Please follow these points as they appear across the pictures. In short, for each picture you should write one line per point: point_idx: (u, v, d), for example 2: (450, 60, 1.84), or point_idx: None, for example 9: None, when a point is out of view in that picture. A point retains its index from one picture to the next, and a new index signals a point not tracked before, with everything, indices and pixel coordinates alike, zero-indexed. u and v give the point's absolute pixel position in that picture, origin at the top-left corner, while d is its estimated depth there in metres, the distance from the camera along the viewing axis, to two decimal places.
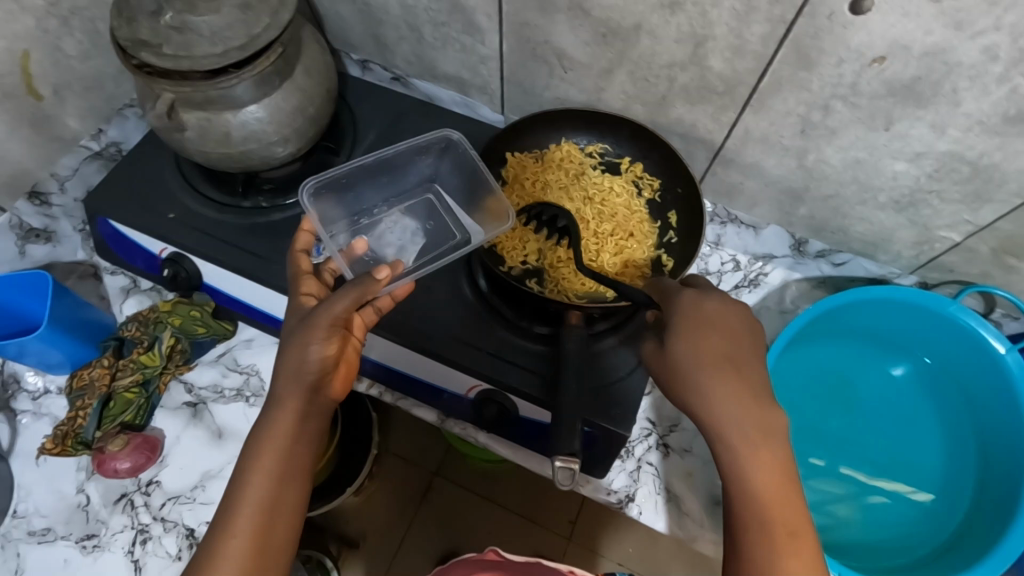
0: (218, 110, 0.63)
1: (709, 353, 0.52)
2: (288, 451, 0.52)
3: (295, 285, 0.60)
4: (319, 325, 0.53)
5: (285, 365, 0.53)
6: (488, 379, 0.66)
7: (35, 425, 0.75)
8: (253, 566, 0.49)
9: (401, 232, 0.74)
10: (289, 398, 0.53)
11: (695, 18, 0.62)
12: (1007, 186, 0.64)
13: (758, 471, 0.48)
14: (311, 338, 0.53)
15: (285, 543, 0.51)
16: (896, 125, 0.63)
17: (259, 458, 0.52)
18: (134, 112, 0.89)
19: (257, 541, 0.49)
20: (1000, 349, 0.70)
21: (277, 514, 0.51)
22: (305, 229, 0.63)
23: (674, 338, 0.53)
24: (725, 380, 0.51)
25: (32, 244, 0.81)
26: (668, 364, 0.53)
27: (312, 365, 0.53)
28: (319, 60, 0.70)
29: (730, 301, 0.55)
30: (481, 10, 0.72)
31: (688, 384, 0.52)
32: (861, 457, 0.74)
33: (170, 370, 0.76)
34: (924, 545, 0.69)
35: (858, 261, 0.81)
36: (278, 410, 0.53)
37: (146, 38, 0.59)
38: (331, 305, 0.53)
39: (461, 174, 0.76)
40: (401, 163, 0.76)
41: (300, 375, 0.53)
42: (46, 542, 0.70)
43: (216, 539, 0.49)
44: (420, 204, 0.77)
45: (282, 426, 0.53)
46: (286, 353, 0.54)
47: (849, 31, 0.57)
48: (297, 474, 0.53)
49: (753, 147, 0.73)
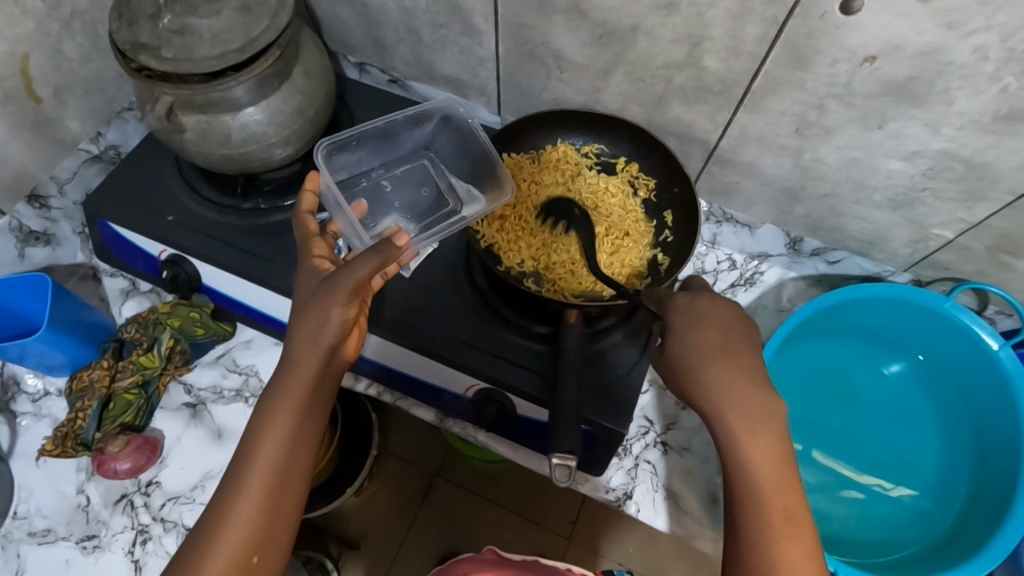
0: (218, 112, 0.64)
1: (713, 346, 0.53)
2: (302, 413, 0.53)
3: (306, 249, 0.61)
4: (342, 289, 0.52)
5: (302, 329, 0.53)
6: (490, 379, 0.66)
7: (36, 426, 0.75)
8: (261, 527, 0.50)
9: (400, 197, 0.76)
10: (304, 362, 0.53)
11: (691, 19, 0.63)
12: (1000, 185, 0.64)
13: (759, 467, 0.48)
14: (333, 302, 0.52)
15: (293, 505, 0.52)
16: (890, 124, 0.64)
17: (273, 417, 0.52)
18: (133, 115, 0.90)
19: (267, 503, 0.50)
20: (994, 345, 0.71)
21: (288, 477, 0.52)
22: (308, 189, 0.65)
23: (673, 337, 0.54)
24: (726, 373, 0.51)
25: (32, 247, 0.81)
26: (666, 362, 0.54)
27: (331, 329, 0.53)
28: (318, 62, 0.70)
29: (720, 297, 0.56)
30: (479, 12, 0.73)
31: (693, 380, 0.52)
32: (857, 456, 0.74)
33: (170, 371, 0.76)
34: (918, 534, 0.70)
35: (852, 259, 0.82)
36: (293, 370, 0.53)
37: (146, 41, 0.59)
38: (353, 269, 0.52)
39: (460, 146, 0.78)
40: (399, 129, 0.77)
41: (319, 338, 0.53)
42: (47, 542, 0.70)
43: (228, 498, 0.50)
44: (415, 169, 0.79)
45: (297, 388, 0.52)
46: (304, 317, 0.53)
47: (843, 31, 0.57)
48: (308, 436, 0.53)
49: (750, 147, 0.74)
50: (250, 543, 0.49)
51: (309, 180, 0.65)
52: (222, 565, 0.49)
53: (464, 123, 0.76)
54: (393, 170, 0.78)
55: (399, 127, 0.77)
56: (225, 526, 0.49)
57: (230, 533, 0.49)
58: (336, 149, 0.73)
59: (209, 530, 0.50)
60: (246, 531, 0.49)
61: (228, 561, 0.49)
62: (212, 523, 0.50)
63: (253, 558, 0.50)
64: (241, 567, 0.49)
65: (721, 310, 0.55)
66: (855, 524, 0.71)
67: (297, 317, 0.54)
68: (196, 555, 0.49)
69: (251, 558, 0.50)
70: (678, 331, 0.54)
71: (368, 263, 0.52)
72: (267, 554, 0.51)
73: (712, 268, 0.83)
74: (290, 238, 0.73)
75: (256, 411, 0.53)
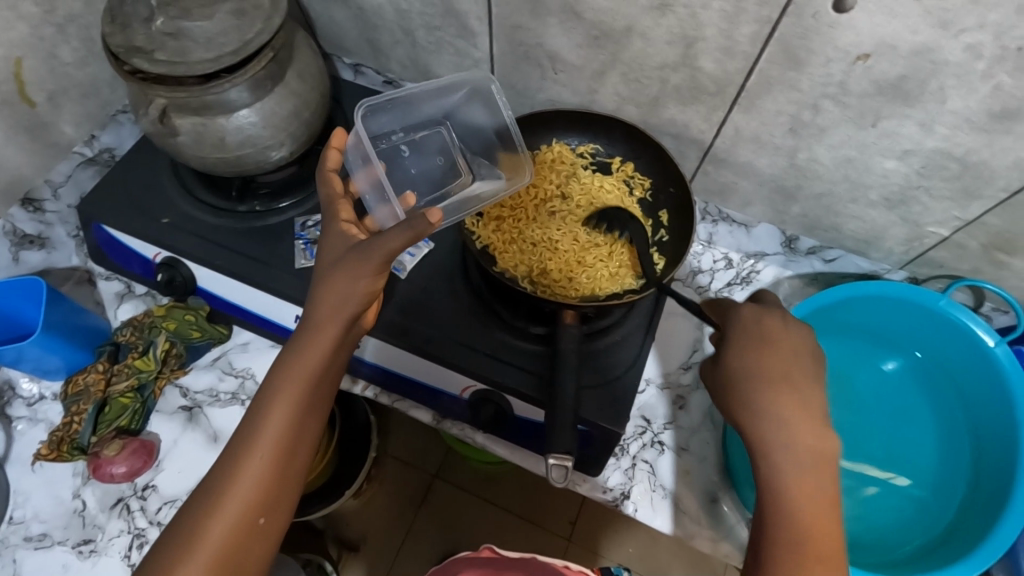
0: (213, 115, 0.63)
1: (775, 372, 0.53)
2: (315, 379, 0.53)
3: (331, 214, 0.59)
4: (373, 259, 0.52)
5: (325, 296, 0.53)
6: (486, 379, 0.66)
7: (31, 431, 0.75)
8: (268, 490, 0.52)
9: (417, 165, 0.74)
10: (321, 331, 0.53)
11: (685, 19, 0.63)
12: (995, 183, 0.64)
13: (796, 489, 0.49)
14: (362, 273, 0.52)
15: (299, 468, 0.54)
16: (884, 123, 0.64)
17: (287, 382, 0.52)
18: (128, 117, 0.90)
19: (274, 468, 0.52)
20: (990, 342, 0.71)
21: (297, 443, 0.53)
22: (334, 146, 0.61)
23: (732, 352, 0.55)
24: (784, 398, 0.52)
25: (27, 251, 0.81)
26: (722, 375, 0.55)
27: (356, 299, 0.53)
28: (313, 64, 0.70)
29: (794, 322, 0.56)
30: (473, 13, 0.73)
31: (746, 399, 0.53)
32: (858, 450, 0.74)
33: (165, 374, 0.76)
34: (913, 520, 0.71)
35: (849, 258, 0.82)
36: (310, 338, 0.53)
37: (140, 44, 0.59)
38: (384, 240, 0.51)
39: (485, 123, 0.74)
40: (424, 94, 0.73)
41: (343, 307, 0.53)
42: (43, 547, 0.70)
43: (237, 458, 0.52)
44: (434, 134, 0.76)
45: (313, 353, 0.53)
46: (329, 284, 0.53)
47: (837, 31, 0.57)
48: (318, 401, 0.55)
49: (745, 147, 0.74)
50: (256, 506, 0.51)
51: (335, 137, 0.60)
52: (228, 523, 0.50)
53: (494, 103, 0.72)
54: (412, 135, 0.75)
55: (424, 94, 0.74)
56: (233, 486, 0.51)
57: (237, 494, 0.51)
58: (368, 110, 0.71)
59: (219, 485, 0.51)
60: (253, 493, 0.51)
61: (234, 520, 0.50)
62: (219, 481, 0.51)
63: (259, 521, 0.52)
64: (246, 528, 0.51)
65: (791, 337, 0.55)
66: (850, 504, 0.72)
67: (322, 282, 0.54)
68: (203, 512, 0.51)
69: (257, 520, 0.52)
70: (738, 349, 0.55)
71: (400, 234, 0.50)
72: (273, 517, 0.53)
73: (708, 267, 0.82)
74: (286, 240, 0.73)
75: (273, 368, 0.54)
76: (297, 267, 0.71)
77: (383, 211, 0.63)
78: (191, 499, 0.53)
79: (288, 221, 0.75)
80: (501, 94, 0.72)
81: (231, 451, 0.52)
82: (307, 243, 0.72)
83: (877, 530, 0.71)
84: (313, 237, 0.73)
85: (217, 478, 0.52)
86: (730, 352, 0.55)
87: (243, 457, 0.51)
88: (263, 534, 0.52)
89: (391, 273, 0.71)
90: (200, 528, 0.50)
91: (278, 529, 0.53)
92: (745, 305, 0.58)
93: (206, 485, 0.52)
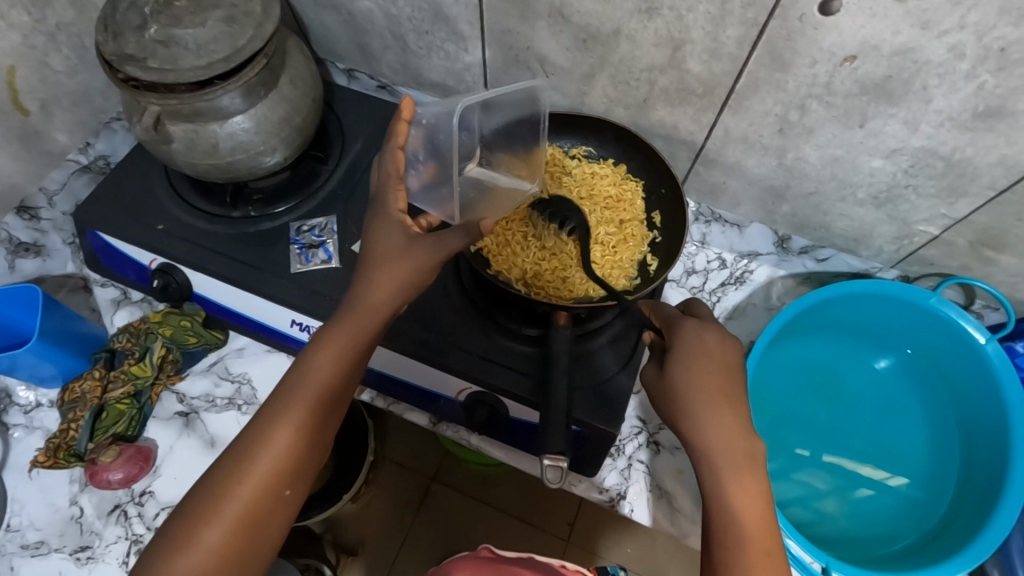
0: (205, 121, 0.64)
1: (712, 387, 0.52)
2: (355, 358, 0.55)
3: (385, 201, 0.59)
4: (434, 253, 0.56)
5: (378, 281, 0.55)
6: (478, 380, 0.67)
7: (27, 438, 0.75)
8: (293, 467, 0.53)
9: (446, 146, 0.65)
10: (363, 313, 0.55)
11: (672, 22, 0.63)
12: (980, 180, 0.65)
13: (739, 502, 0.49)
14: (416, 262, 0.55)
15: (325, 443, 0.56)
16: (870, 123, 0.64)
17: (320, 362, 0.54)
18: (122, 125, 0.89)
19: (303, 443, 0.53)
20: (981, 339, 0.71)
21: (327, 421, 0.55)
22: (403, 118, 0.60)
23: (675, 365, 0.53)
24: (725, 417, 0.51)
25: (22, 259, 0.81)
26: (666, 389, 0.54)
27: (404, 287, 0.55)
28: (304, 69, 0.71)
29: (728, 336, 0.56)
30: (463, 18, 0.73)
31: (689, 420, 0.52)
32: (855, 439, 0.75)
33: (162, 381, 0.77)
34: (907, 505, 0.72)
35: (840, 257, 0.82)
36: (350, 322, 0.55)
37: (132, 52, 0.59)
38: (445, 240, 0.56)
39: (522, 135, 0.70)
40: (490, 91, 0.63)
41: (392, 293, 0.55)
42: (40, 554, 0.70)
43: (265, 429, 0.52)
44: (470, 110, 0.66)
45: (352, 336, 0.54)
46: (384, 270, 0.55)
47: (820, 32, 0.58)
48: (351, 386, 0.56)
49: (734, 147, 0.75)
50: (284, 477, 0.53)
51: (404, 108, 0.60)
52: (254, 492, 0.51)
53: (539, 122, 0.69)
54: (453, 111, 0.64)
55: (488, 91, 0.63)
56: (261, 455, 0.52)
57: (265, 464, 0.52)
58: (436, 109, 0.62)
59: (242, 455, 0.52)
60: (276, 469, 0.52)
61: (261, 490, 0.52)
62: (245, 451, 0.52)
63: (284, 492, 0.53)
64: (271, 497, 0.52)
65: (727, 350, 0.55)
66: (846, 482, 0.73)
67: (376, 267, 0.56)
68: (228, 480, 0.52)
69: (282, 493, 0.53)
70: (683, 364, 0.53)
71: (460, 238, 0.56)
72: (296, 490, 0.54)
73: (702, 268, 0.83)
74: (280, 246, 0.74)
75: (308, 345, 0.55)
76: (292, 272, 0.72)
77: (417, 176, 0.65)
78: (187, 497, 0.52)
79: (283, 226, 0.75)
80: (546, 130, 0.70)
81: (257, 424, 0.53)
82: (303, 248, 0.73)
83: (873, 510, 0.72)
84: (309, 242, 0.73)
85: (241, 447, 0.53)
86: (672, 367, 0.53)
87: (273, 429, 0.52)
88: (285, 505, 0.53)
89: None
90: (226, 495, 0.51)
91: (297, 501, 0.55)
92: (687, 318, 0.57)
93: (228, 458, 0.53)
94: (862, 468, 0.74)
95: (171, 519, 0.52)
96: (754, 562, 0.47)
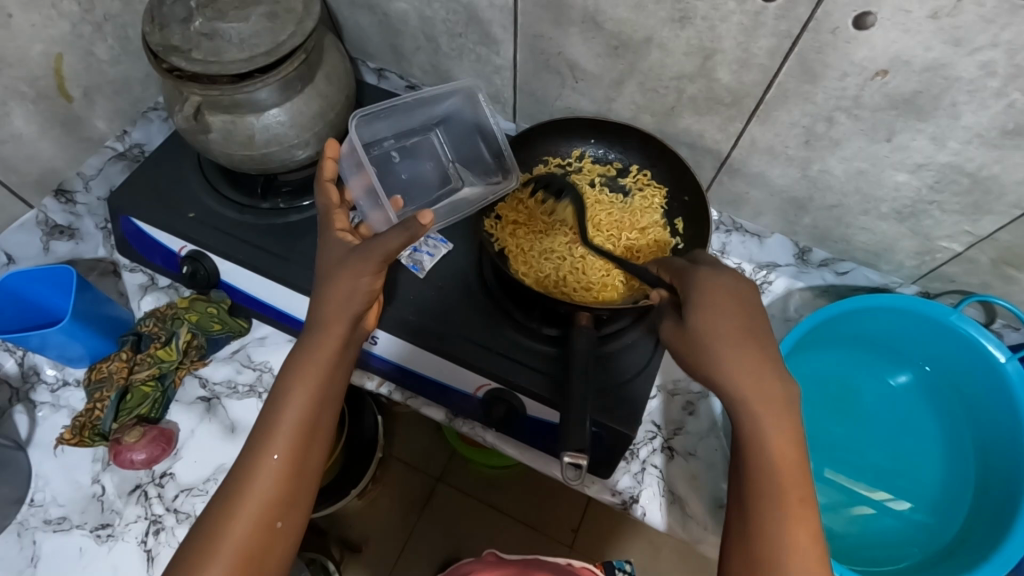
0: (242, 113, 0.66)
1: (727, 332, 0.52)
2: (328, 377, 0.57)
3: (327, 222, 0.62)
4: (372, 260, 0.56)
5: (330, 298, 0.57)
6: (498, 378, 0.67)
7: (54, 416, 0.77)
8: (285, 492, 0.54)
9: (409, 170, 0.78)
10: (328, 330, 0.57)
11: (704, 31, 0.64)
12: (1005, 199, 0.65)
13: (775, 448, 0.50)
14: (364, 271, 0.56)
15: (315, 466, 0.57)
16: (897, 137, 0.65)
17: (300, 383, 0.56)
18: (158, 115, 0.92)
19: (290, 467, 0.55)
20: (1000, 358, 0.71)
21: (312, 443, 0.56)
22: (328, 157, 0.64)
23: (695, 315, 0.53)
24: (746, 360, 0.51)
25: (56, 241, 0.84)
26: (691, 341, 0.53)
27: (359, 298, 0.57)
28: (339, 66, 0.73)
29: (745, 278, 0.55)
30: (497, 22, 0.75)
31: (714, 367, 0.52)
32: (863, 461, 0.75)
33: (185, 365, 0.78)
34: (919, 527, 0.72)
35: (860, 270, 0.83)
36: (320, 340, 0.56)
37: (177, 44, 0.61)
38: (384, 241, 0.55)
39: (477, 131, 0.79)
40: (417, 103, 0.77)
41: (346, 308, 0.57)
42: (61, 530, 0.71)
43: (252, 461, 0.54)
44: (424, 139, 0.80)
45: (322, 357, 0.56)
46: (333, 286, 0.57)
47: (852, 46, 0.59)
48: (332, 402, 0.58)
49: (759, 158, 0.75)
50: (276, 505, 0.54)
51: (328, 148, 0.64)
52: (248, 523, 0.53)
53: (483, 111, 0.77)
54: (404, 142, 0.79)
55: (417, 101, 0.77)
56: (250, 487, 0.53)
57: (254, 494, 0.53)
58: (365, 119, 0.73)
59: (236, 487, 0.54)
60: (266, 497, 0.53)
61: (254, 522, 0.53)
62: (237, 485, 0.54)
63: (277, 522, 0.54)
64: (266, 528, 0.53)
65: (746, 293, 0.54)
66: (852, 506, 0.73)
67: (326, 285, 0.57)
68: (222, 516, 0.53)
69: (275, 523, 0.54)
70: (701, 314, 0.53)
71: (398, 236, 0.55)
72: (290, 519, 0.55)
73: None
74: (309, 238, 0.75)
75: (281, 373, 0.57)
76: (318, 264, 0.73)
77: (376, 216, 0.68)
78: (197, 524, 0.54)
79: (312, 218, 0.77)
80: (488, 104, 0.76)
81: (255, 445, 0.55)
82: None
83: (884, 529, 0.72)
84: None
85: (237, 482, 0.54)
86: (692, 315, 0.53)
87: (259, 459, 0.54)
88: (283, 536, 0.54)
89: (409, 271, 0.73)
90: (221, 530, 0.52)
91: (297, 530, 0.56)
92: (699, 266, 0.57)
93: (234, 473, 0.55)
94: (864, 490, 0.74)
95: (187, 541, 0.53)
96: (785, 504, 0.49)
